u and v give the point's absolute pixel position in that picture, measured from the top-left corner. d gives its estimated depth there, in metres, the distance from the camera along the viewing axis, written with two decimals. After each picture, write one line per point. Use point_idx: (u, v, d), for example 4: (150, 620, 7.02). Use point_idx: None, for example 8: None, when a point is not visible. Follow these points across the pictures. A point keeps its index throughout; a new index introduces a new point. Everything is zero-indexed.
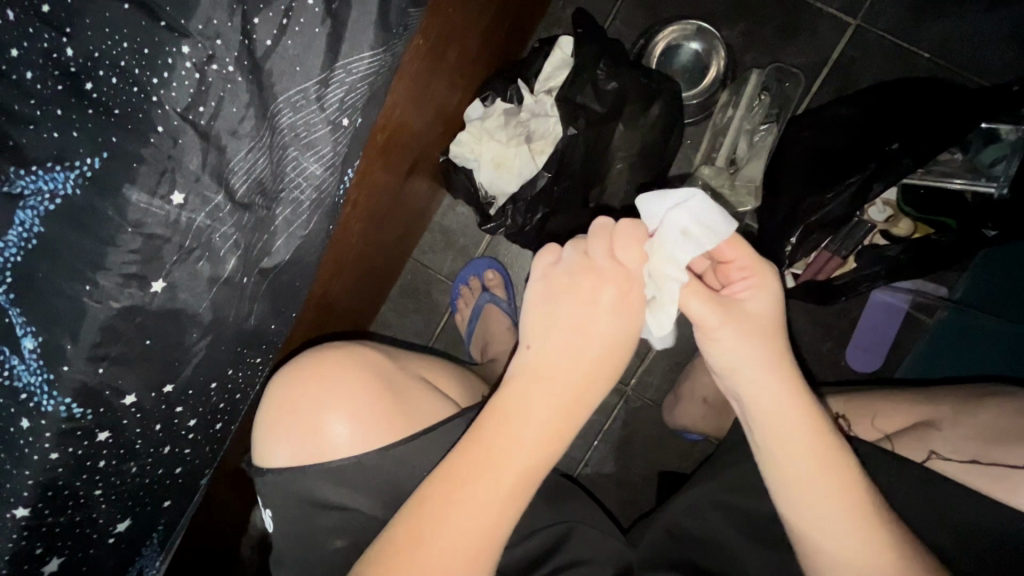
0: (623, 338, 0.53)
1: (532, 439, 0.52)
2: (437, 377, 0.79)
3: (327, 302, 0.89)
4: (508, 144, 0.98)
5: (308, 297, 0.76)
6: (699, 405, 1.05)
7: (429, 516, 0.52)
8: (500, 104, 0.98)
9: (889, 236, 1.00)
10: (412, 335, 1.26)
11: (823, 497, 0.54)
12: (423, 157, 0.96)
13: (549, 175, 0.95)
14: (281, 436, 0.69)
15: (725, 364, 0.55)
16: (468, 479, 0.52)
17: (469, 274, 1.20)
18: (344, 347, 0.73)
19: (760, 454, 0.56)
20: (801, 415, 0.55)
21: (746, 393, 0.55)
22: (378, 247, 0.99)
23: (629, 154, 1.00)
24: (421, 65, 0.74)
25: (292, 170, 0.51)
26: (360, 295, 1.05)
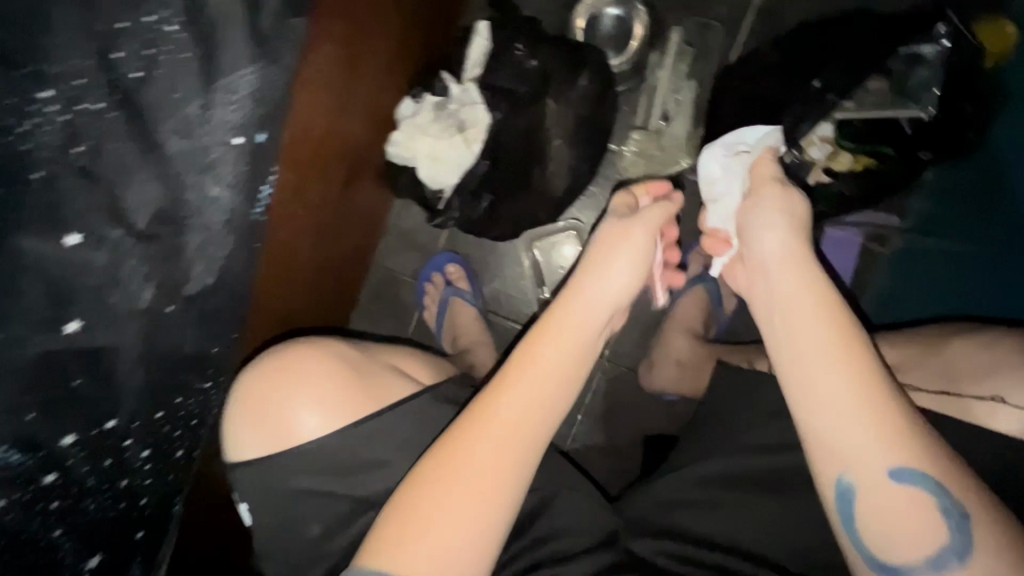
0: (597, 289, 0.70)
1: (524, 402, 0.64)
2: (404, 363, 0.79)
3: (293, 310, 0.92)
4: (440, 137, 0.96)
5: (264, 306, 0.80)
6: (674, 365, 1.08)
7: (441, 465, 0.61)
8: (428, 98, 0.98)
9: (831, 173, 0.98)
10: (385, 339, 1.26)
11: (865, 406, 0.55)
12: (361, 159, 0.97)
13: (488, 163, 0.97)
14: (258, 429, 0.70)
15: (763, 247, 0.68)
16: (468, 454, 0.61)
17: (430, 271, 1.21)
18: (308, 343, 0.74)
19: (805, 365, 0.59)
20: (830, 316, 0.61)
21: (788, 292, 0.64)
22: (337, 246, 1.01)
23: (565, 129, 1.00)
24: (327, 72, 0.76)
25: (193, 194, 0.55)
26: (329, 300, 1.07)
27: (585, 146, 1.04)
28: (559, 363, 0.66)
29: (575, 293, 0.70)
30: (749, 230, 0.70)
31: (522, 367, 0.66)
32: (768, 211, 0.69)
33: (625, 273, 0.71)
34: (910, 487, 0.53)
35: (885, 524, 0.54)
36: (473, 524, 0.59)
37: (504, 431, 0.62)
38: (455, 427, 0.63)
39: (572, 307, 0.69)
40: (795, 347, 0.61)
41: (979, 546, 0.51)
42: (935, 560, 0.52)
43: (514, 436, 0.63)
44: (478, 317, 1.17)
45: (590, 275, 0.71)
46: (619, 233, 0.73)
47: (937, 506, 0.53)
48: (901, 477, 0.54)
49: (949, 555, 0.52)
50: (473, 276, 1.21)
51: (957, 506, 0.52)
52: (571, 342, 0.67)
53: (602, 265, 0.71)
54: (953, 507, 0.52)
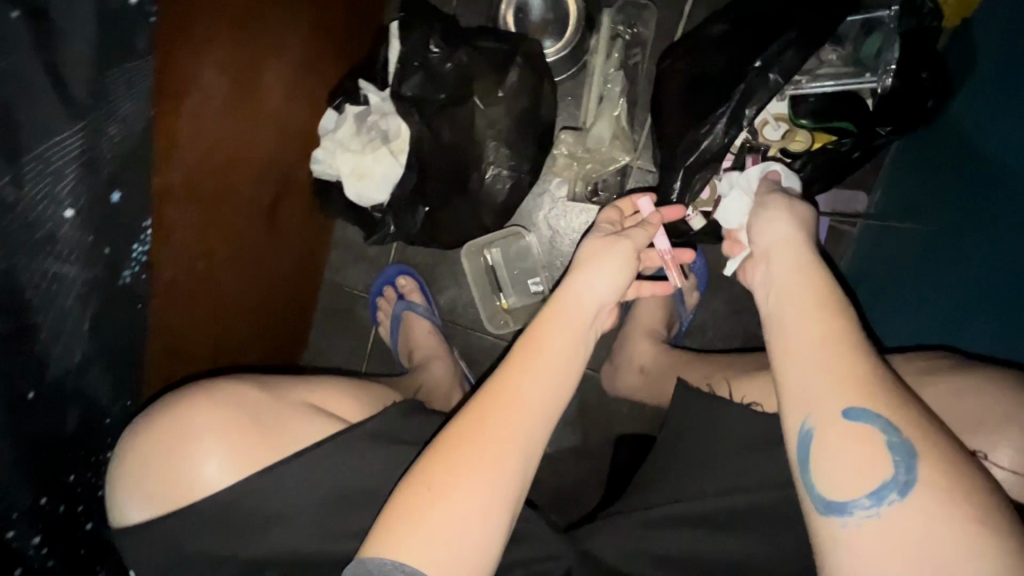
0: (587, 287, 0.66)
1: (530, 387, 0.59)
2: (329, 395, 0.73)
3: (227, 346, 0.90)
4: (364, 152, 0.91)
5: (179, 352, 0.79)
6: (636, 372, 1.04)
7: (451, 448, 0.55)
8: (348, 109, 0.91)
9: (787, 153, 0.92)
10: (345, 356, 1.23)
11: (844, 363, 0.53)
12: (289, 169, 0.92)
13: (416, 174, 0.92)
14: (147, 481, 0.62)
15: (769, 237, 0.68)
16: (480, 421, 0.57)
17: (382, 284, 1.16)
18: (214, 385, 0.67)
19: (795, 328, 0.58)
20: (823, 286, 0.60)
21: (783, 269, 0.64)
22: (271, 269, 0.96)
23: (499, 129, 0.93)
24: (220, 101, 0.71)
25: (28, 277, 0.53)
26: (274, 327, 1.04)
27: (525, 143, 0.95)
28: (563, 356, 0.62)
29: (570, 292, 0.66)
30: (756, 220, 0.71)
31: (531, 352, 0.61)
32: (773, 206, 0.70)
33: (615, 262, 0.68)
34: (862, 426, 0.51)
35: (840, 468, 0.51)
36: (476, 500, 0.54)
37: (507, 416, 0.57)
38: (465, 412, 0.58)
39: (562, 307, 0.65)
40: (782, 305, 0.61)
41: (924, 482, 0.47)
42: (879, 499, 0.48)
43: (519, 422, 0.57)
44: (433, 330, 1.12)
45: (590, 269, 0.68)
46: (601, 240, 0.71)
47: (887, 447, 0.50)
48: (853, 416, 0.51)
49: (889, 490, 0.48)
50: (426, 288, 1.16)
51: (907, 444, 0.49)
52: (569, 343, 0.62)
53: (597, 259, 0.68)
54: (903, 445, 0.49)
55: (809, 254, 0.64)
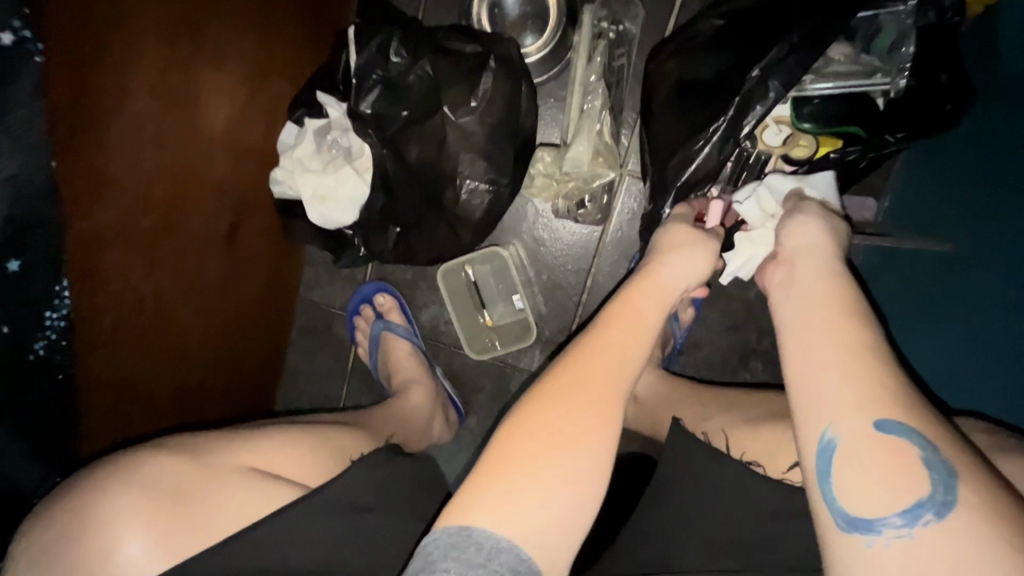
0: (674, 271, 0.66)
1: (612, 359, 0.56)
2: (278, 455, 0.69)
3: (186, 386, 0.85)
4: (326, 171, 0.83)
5: (129, 401, 0.75)
6: (631, 403, 0.97)
7: (542, 407, 0.53)
8: (308, 124, 0.83)
9: (790, 159, 0.84)
10: (325, 376, 1.18)
11: (865, 374, 0.49)
12: (242, 194, 0.85)
13: (383, 196, 0.85)
14: (54, 572, 0.54)
15: (795, 241, 0.64)
16: (583, 376, 0.55)
17: (359, 302, 1.10)
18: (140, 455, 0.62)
19: (813, 335, 0.54)
20: (839, 297, 0.56)
21: (803, 276, 0.60)
22: (233, 301, 0.90)
23: (474, 141, 0.85)
24: (150, 139, 0.65)
25: None
26: (239, 357, 0.98)
27: (502, 155, 0.88)
28: (646, 333, 0.60)
29: (652, 279, 0.65)
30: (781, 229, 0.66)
31: (621, 321, 0.60)
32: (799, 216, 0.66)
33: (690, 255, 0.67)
34: (895, 438, 0.46)
35: (869, 484, 0.45)
36: (594, 458, 0.51)
37: (611, 380, 0.55)
38: (554, 374, 0.55)
39: (646, 288, 0.64)
40: (799, 313, 0.57)
41: (964, 503, 0.42)
42: (913, 519, 0.43)
43: (613, 389, 0.55)
44: (413, 351, 1.07)
45: (673, 255, 0.67)
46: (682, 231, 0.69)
47: (923, 464, 0.44)
48: (885, 428, 0.46)
49: (925, 509, 0.42)
50: (406, 306, 1.10)
51: (945, 463, 0.44)
52: (649, 319, 0.61)
53: (681, 247, 0.68)
54: (939, 463, 0.44)
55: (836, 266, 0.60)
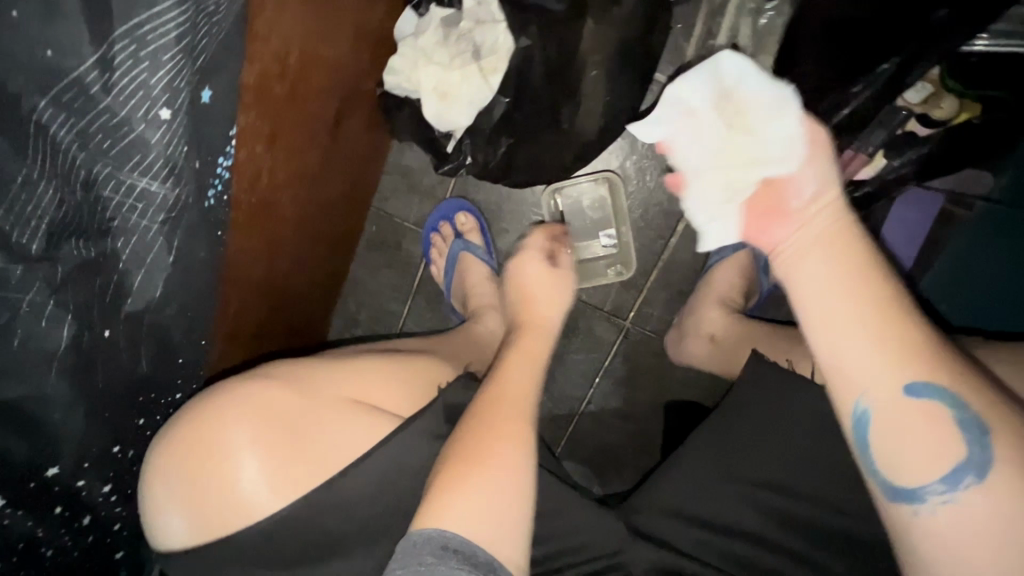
0: (553, 295, 0.81)
1: (500, 401, 0.65)
2: (375, 386, 0.68)
3: (277, 276, 0.82)
4: (451, 66, 0.78)
5: (239, 289, 0.72)
6: (706, 342, 0.96)
7: (476, 426, 0.62)
8: (435, 12, 0.78)
9: (927, 120, 0.82)
10: (388, 292, 1.15)
11: (893, 352, 0.47)
12: (345, 96, 0.78)
13: (508, 101, 0.79)
14: (189, 502, 0.60)
15: (806, 183, 0.51)
16: (494, 404, 0.65)
17: (438, 219, 1.07)
18: (241, 387, 0.63)
19: (845, 311, 0.48)
20: (852, 259, 0.49)
21: (816, 225, 0.51)
22: (316, 215, 0.87)
23: (606, 55, 0.78)
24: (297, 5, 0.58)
25: (107, 189, 0.45)
26: (316, 268, 0.96)
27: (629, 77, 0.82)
28: (527, 382, 0.70)
29: (537, 302, 0.81)
30: (806, 164, 0.52)
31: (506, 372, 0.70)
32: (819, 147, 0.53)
33: (561, 285, 0.82)
34: (927, 403, 0.46)
35: (907, 452, 0.47)
36: (503, 470, 0.59)
37: (507, 408, 0.65)
38: (471, 412, 0.64)
39: (542, 308, 0.80)
40: (814, 273, 0.50)
41: (1002, 459, 0.45)
42: (954, 483, 0.45)
43: (510, 425, 0.63)
44: (490, 275, 1.04)
45: (542, 281, 0.82)
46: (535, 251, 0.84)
47: (953, 422, 0.46)
48: (917, 392, 0.47)
49: (965, 473, 0.45)
50: (485, 228, 1.06)
51: (977, 419, 0.46)
52: (521, 382, 0.69)
53: (548, 269, 0.83)
54: (973, 420, 0.46)
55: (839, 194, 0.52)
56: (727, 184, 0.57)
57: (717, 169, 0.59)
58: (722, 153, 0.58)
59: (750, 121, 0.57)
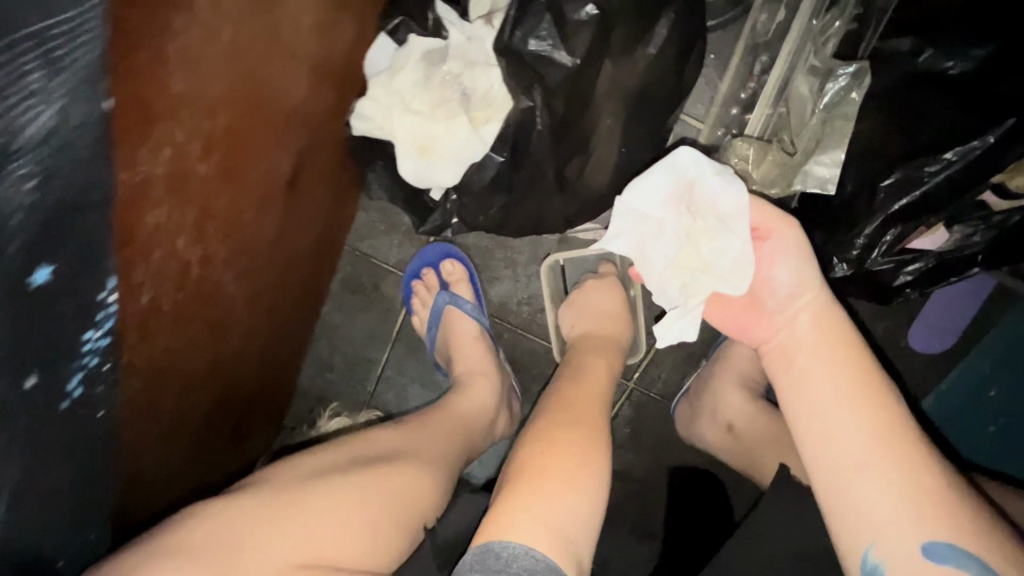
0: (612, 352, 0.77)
1: (579, 412, 0.63)
2: (325, 533, 0.57)
3: (224, 364, 0.69)
4: (437, 115, 0.64)
5: (169, 398, 0.59)
6: (722, 426, 0.85)
7: (532, 463, 0.57)
8: (416, 45, 0.63)
9: (1003, 192, 0.67)
10: (364, 338, 1.03)
11: (908, 476, 0.49)
12: (302, 150, 0.63)
13: (503, 158, 0.65)
14: None
15: (782, 287, 0.58)
16: (521, 490, 0.55)
17: (421, 265, 0.94)
18: (143, 570, 0.48)
19: (843, 430, 0.51)
20: (852, 365, 0.54)
21: (802, 330, 0.57)
22: (265, 290, 0.72)
23: (625, 105, 0.64)
24: (223, 58, 0.43)
25: None
26: (265, 343, 0.81)
27: (652, 129, 0.67)
28: (596, 395, 0.67)
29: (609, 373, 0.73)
30: (771, 260, 0.59)
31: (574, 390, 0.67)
32: (771, 233, 0.58)
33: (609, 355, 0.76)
34: (949, 567, 0.46)
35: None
36: (576, 512, 0.55)
37: (588, 430, 0.61)
38: (537, 432, 0.61)
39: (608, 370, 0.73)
40: (812, 386, 0.54)
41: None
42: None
43: (588, 442, 0.60)
44: (479, 333, 0.91)
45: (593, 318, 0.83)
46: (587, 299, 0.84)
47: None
48: (936, 555, 0.47)
49: None
50: (475, 277, 0.93)
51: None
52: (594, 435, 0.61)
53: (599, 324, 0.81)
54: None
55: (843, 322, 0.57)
56: (681, 288, 0.62)
57: (674, 270, 0.62)
58: (680, 255, 0.62)
59: (709, 229, 0.61)
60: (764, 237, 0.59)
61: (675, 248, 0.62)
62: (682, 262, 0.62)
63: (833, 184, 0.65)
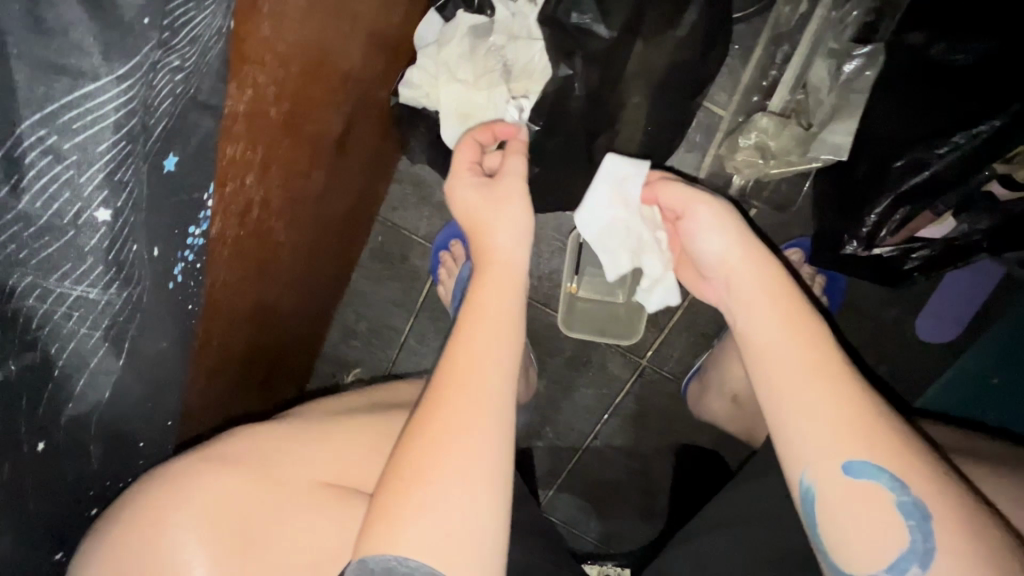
0: (513, 232, 0.58)
1: (462, 377, 0.52)
2: (351, 457, 0.62)
3: (265, 308, 0.74)
4: (479, 85, 0.69)
5: (223, 333, 0.64)
6: (728, 400, 0.91)
7: (418, 442, 0.50)
8: (463, 19, 0.69)
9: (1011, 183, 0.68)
10: (389, 306, 1.07)
11: (834, 409, 0.47)
12: (352, 111, 0.68)
13: (539, 127, 0.69)
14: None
15: (707, 247, 0.58)
16: (441, 406, 0.51)
17: (449, 237, 0.99)
18: (203, 462, 0.55)
19: (761, 365, 0.51)
20: (778, 299, 0.53)
21: (731, 278, 0.56)
22: (314, 242, 0.79)
23: (654, 83, 0.68)
24: (303, 14, 0.49)
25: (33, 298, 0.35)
26: (310, 292, 0.88)
27: (678, 108, 0.72)
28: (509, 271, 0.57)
29: (476, 318, 0.55)
30: (690, 221, 0.59)
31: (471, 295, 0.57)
32: (689, 206, 0.59)
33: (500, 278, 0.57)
34: (869, 484, 0.46)
35: (857, 544, 0.47)
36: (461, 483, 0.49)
37: (459, 407, 0.51)
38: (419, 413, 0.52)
39: (509, 310, 0.56)
40: (742, 338, 0.53)
41: (944, 548, 0.44)
42: (900, 573, 0.46)
43: (463, 404, 0.51)
44: None
45: (507, 205, 0.58)
46: (464, 166, 0.61)
47: (897, 507, 0.46)
48: (855, 473, 0.47)
49: (910, 562, 0.45)
50: None
51: (918, 504, 0.45)
52: (489, 364, 0.53)
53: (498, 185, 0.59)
54: (914, 506, 0.45)
55: (771, 267, 0.55)
56: (640, 262, 0.68)
57: (637, 255, 0.68)
58: (639, 246, 0.68)
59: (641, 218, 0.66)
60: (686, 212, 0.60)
61: (626, 241, 0.68)
62: (662, 253, 0.66)
63: (846, 153, 0.72)
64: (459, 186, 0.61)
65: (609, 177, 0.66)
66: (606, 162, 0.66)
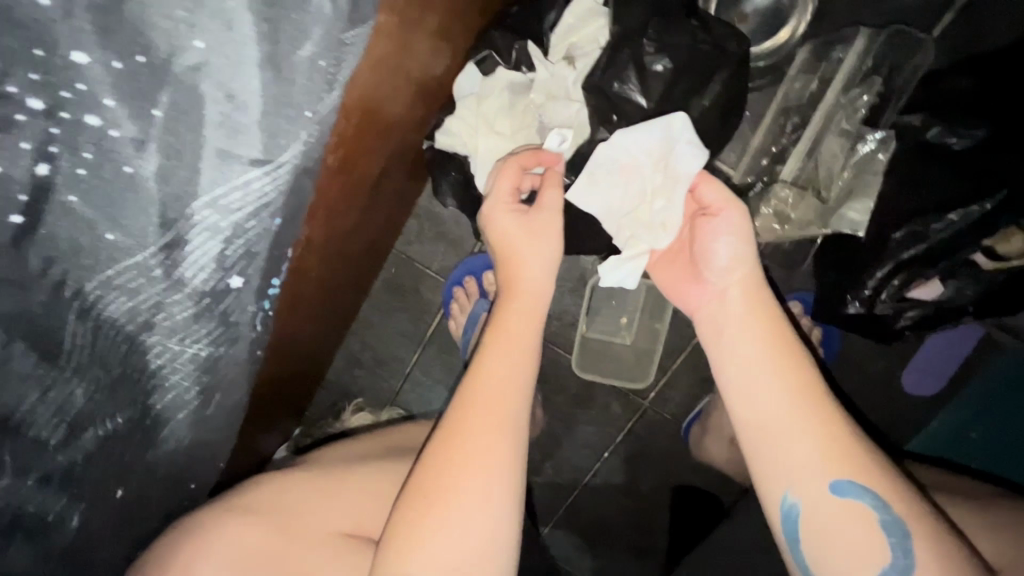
0: (546, 249, 0.64)
1: (484, 397, 0.57)
2: (370, 507, 0.63)
3: (287, 341, 0.74)
4: (515, 137, 0.73)
5: None
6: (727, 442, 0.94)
7: (450, 456, 0.54)
8: (502, 76, 0.73)
9: (992, 255, 0.73)
10: (397, 337, 1.08)
11: (819, 428, 0.53)
12: (390, 156, 0.71)
13: (570, 180, 0.72)
14: None
15: (719, 262, 0.62)
16: (467, 430, 0.55)
17: (463, 274, 1.01)
18: (226, 518, 0.55)
19: (755, 385, 0.56)
20: (770, 326, 0.59)
21: (728, 304, 0.61)
22: (338, 279, 0.82)
23: None
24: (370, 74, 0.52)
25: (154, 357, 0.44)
26: (324, 324, 0.89)
27: None
28: (530, 308, 0.63)
29: (517, 340, 0.61)
30: (710, 236, 0.63)
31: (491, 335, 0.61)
32: (723, 211, 0.63)
33: (521, 310, 0.62)
34: (848, 501, 0.52)
35: (836, 555, 0.51)
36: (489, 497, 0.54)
37: (485, 426, 0.55)
38: (443, 435, 0.56)
39: (528, 344, 0.61)
40: (735, 354, 0.58)
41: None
42: None
43: (491, 422, 0.56)
44: None
45: (541, 241, 0.63)
46: (502, 197, 0.64)
47: (876, 524, 0.51)
48: (840, 491, 0.52)
49: None
50: None
51: (898, 522, 0.51)
52: (509, 389, 0.58)
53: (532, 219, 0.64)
54: (895, 523, 0.50)
55: (767, 295, 0.61)
56: (626, 226, 0.68)
57: (633, 218, 0.68)
58: (638, 207, 0.68)
59: (661, 188, 0.66)
60: (718, 211, 0.63)
61: (630, 201, 0.68)
62: (642, 218, 0.67)
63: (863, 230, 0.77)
64: (494, 210, 0.64)
65: (663, 136, 0.66)
66: (675, 121, 0.66)
